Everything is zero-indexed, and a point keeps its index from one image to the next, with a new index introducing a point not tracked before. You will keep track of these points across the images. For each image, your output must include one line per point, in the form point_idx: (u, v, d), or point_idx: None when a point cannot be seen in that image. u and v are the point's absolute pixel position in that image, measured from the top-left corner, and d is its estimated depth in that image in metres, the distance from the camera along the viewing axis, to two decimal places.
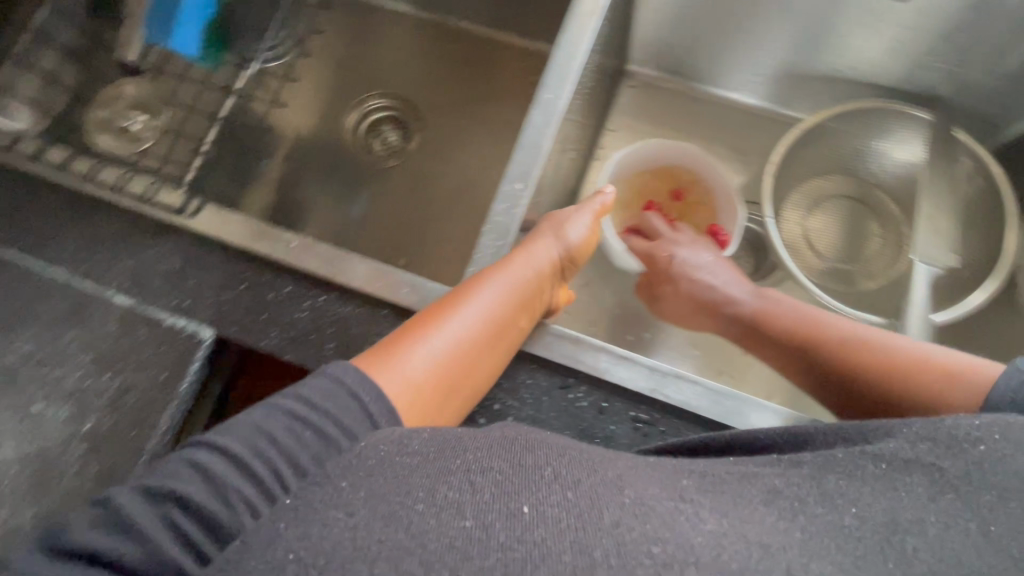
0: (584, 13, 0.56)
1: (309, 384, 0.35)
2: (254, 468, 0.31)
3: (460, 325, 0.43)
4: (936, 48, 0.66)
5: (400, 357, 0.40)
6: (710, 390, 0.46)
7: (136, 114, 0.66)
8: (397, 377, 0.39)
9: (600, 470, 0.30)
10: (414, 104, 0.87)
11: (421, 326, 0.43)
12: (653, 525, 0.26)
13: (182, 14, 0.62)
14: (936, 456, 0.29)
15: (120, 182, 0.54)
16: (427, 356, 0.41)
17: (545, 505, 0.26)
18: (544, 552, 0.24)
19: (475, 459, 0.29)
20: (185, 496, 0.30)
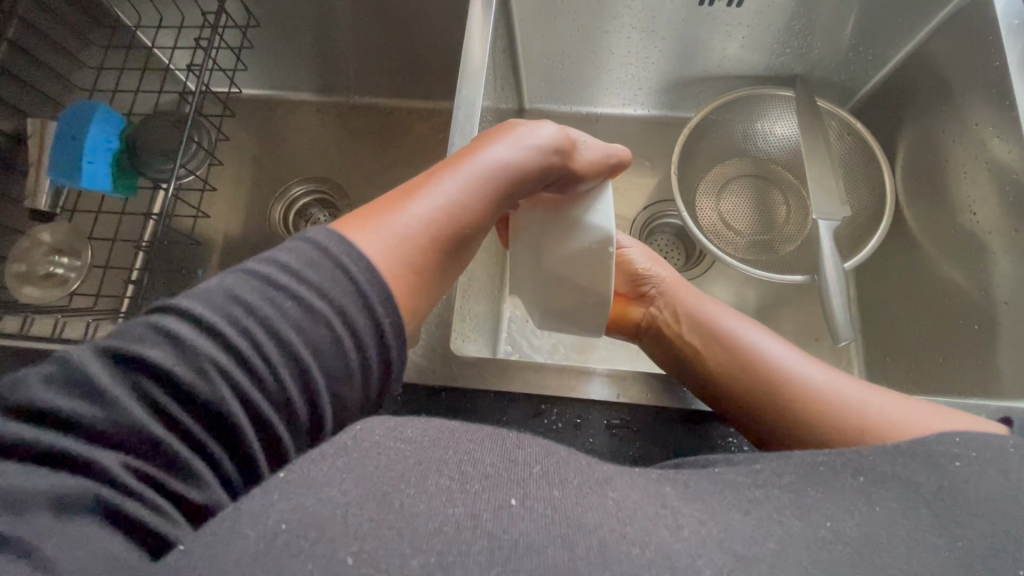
0: (472, 72, 0.61)
1: (251, 285, 0.33)
2: (203, 383, 0.30)
3: (454, 190, 0.42)
4: (781, 35, 0.76)
5: (384, 219, 0.38)
6: (667, 381, 0.50)
7: (58, 258, 0.64)
8: (385, 242, 0.37)
9: (548, 460, 0.32)
10: (336, 182, 0.89)
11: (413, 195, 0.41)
12: (597, 518, 0.28)
13: (88, 154, 0.63)
14: (909, 472, 0.34)
15: (55, 330, 0.54)
16: (418, 222, 0.39)
17: (491, 498, 0.28)
18: (491, 545, 0.26)
19: (441, 457, 0.30)
20: (128, 414, 0.28)
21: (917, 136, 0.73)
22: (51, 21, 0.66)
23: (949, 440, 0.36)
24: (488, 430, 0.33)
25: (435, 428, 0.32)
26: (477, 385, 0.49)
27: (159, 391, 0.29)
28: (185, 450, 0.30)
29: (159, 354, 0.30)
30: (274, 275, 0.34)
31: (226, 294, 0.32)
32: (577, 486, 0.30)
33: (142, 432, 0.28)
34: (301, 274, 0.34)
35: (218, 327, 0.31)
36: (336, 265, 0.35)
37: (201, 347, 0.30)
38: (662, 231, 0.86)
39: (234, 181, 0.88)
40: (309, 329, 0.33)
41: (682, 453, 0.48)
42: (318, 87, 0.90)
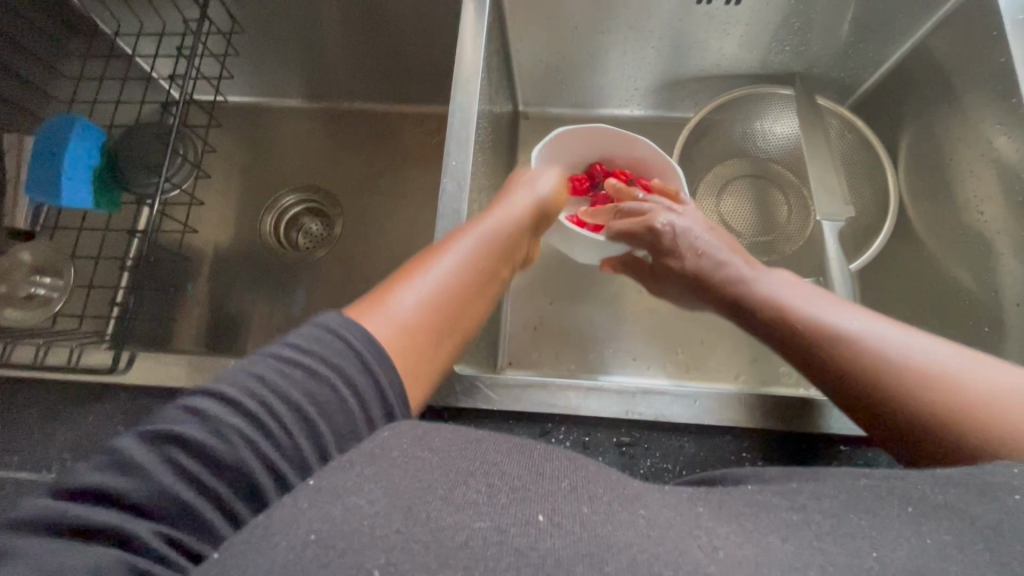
0: (466, 78, 0.59)
1: (264, 362, 0.32)
2: (229, 449, 0.28)
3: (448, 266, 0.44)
4: (779, 33, 0.74)
5: (387, 300, 0.38)
6: (679, 396, 0.48)
7: (39, 278, 0.62)
8: (387, 322, 0.37)
9: (578, 477, 0.30)
10: (328, 191, 0.88)
11: (404, 276, 0.42)
12: (628, 535, 0.25)
13: (68, 168, 0.61)
14: (966, 501, 0.29)
15: (39, 357, 0.52)
16: (416, 298, 0.40)
17: (516, 512, 0.26)
18: (518, 562, 0.23)
19: (465, 472, 0.28)
20: (156, 481, 0.27)
21: (922, 131, 0.71)
22: (26, 30, 0.63)
23: (1005, 470, 0.31)
24: (514, 443, 0.32)
25: (460, 440, 0.31)
26: (480, 406, 0.48)
27: (184, 455, 0.27)
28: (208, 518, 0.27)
29: (184, 429, 0.28)
30: (285, 353, 0.32)
31: (245, 372, 0.31)
32: (607, 502, 0.28)
33: (171, 497, 0.26)
34: (310, 349, 0.32)
35: (235, 398, 0.30)
36: (342, 342, 0.33)
37: (216, 415, 0.29)
38: None
39: (222, 192, 0.86)
40: (318, 394, 0.31)
41: (696, 468, 0.47)
42: (306, 94, 0.88)
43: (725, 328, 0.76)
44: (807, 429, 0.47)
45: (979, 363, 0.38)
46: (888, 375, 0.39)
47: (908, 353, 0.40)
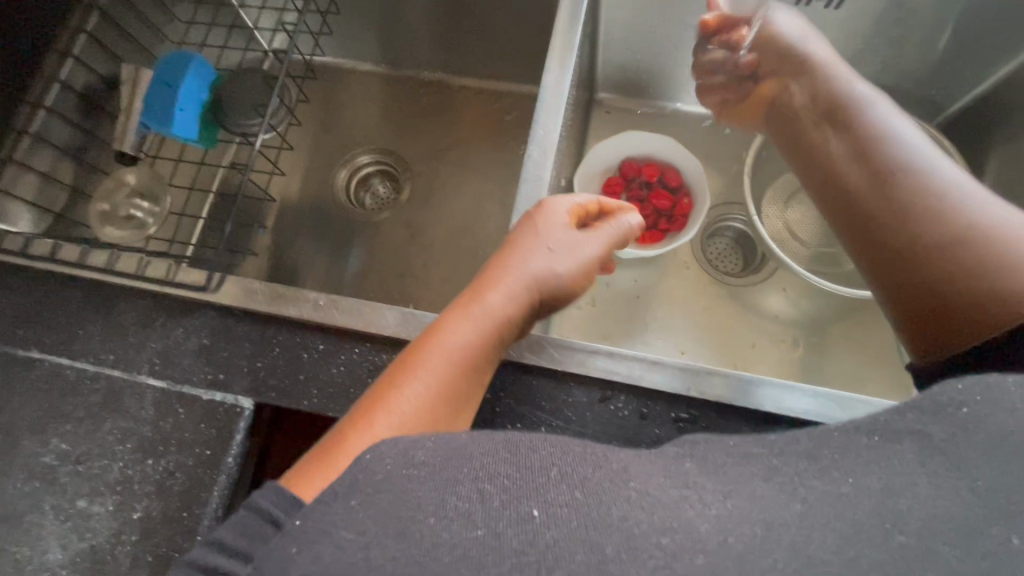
0: (558, 55, 0.61)
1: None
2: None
3: (414, 388, 0.41)
4: (872, 44, 0.73)
5: (329, 465, 0.37)
6: (741, 381, 0.48)
7: (138, 201, 0.67)
8: (354, 473, 0.36)
9: (590, 460, 0.29)
10: (400, 155, 0.91)
11: (351, 424, 0.39)
12: (636, 513, 0.26)
13: (180, 101, 0.65)
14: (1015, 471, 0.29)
15: (140, 268, 0.56)
16: (391, 430, 0.39)
17: (513, 512, 0.26)
18: (518, 562, 0.25)
19: (450, 470, 0.28)
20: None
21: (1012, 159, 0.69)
22: None
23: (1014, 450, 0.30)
24: (539, 436, 0.30)
25: (444, 445, 0.30)
26: (543, 362, 0.49)
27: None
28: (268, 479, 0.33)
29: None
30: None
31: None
32: (596, 482, 0.28)
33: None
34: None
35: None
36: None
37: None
38: (723, 235, 0.85)
39: (301, 143, 0.90)
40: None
41: None
42: (388, 60, 0.91)
43: (776, 334, 0.76)
44: None
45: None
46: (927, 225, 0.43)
47: (964, 211, 0.42)
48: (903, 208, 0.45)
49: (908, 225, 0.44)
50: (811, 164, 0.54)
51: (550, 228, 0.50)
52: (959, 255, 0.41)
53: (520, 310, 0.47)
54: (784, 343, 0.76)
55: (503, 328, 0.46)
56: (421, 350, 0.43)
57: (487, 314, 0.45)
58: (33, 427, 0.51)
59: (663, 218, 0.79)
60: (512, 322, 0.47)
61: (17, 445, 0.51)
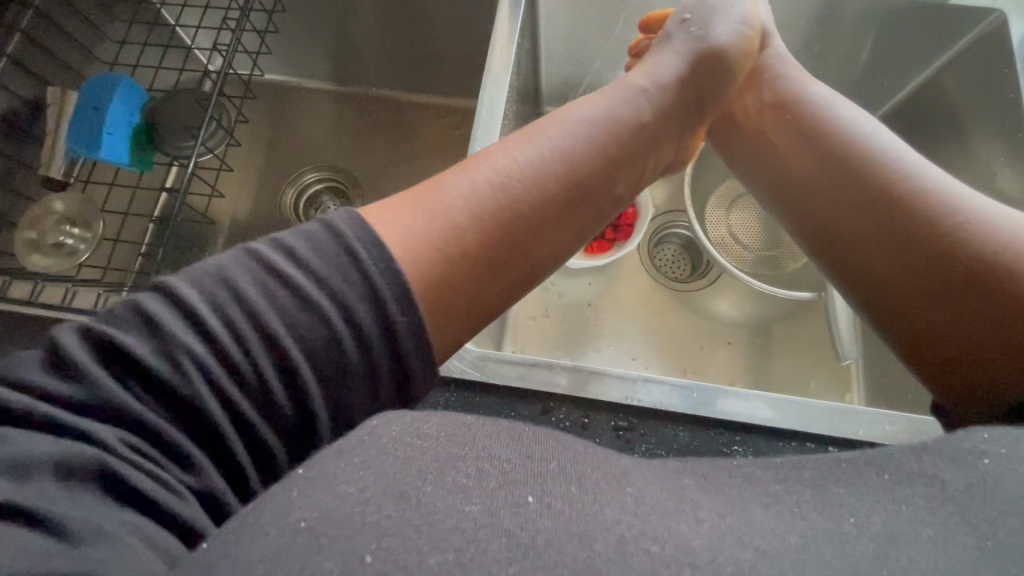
0: (496, 72, 0.62)
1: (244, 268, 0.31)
2: (187, 375, 0.29)
3: (515, 157, 0.38)
4: (800, 56, 0.77)
5: (433, 191, 0.36)
6: (676, 386, 0.50)
7: (67, 228, 0.64)
8: (422, 223, 0.35)
9: (563, 455, 0.31)
10: (349, 172, 0.90)
11: (444, 171, 0.38)
12: (613, 514, 0.27)
13: (110, 124, 0.64)
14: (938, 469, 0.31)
15: (66, 299, 0.57)
16: (477, 187, 0.37)
17: (507, 496, 0.27)
18: (509, 542, 0.25)
19: (458, 446, 0.30)
20: (106, 396, 0.27)
21: None
22: None
23: (976, 437, 0.32)
24: (505, 425, 0.33)
25: (451, 424, 0.32)
26: (484, 377, 0.50)
27: (132, 370, 0.28)
28: (171, 434, 0.28)
29: (135, 340, 0.28)
30: (264, 262, 0.32)
31: (218, 275, 0.31)
32: (595, 481, 0.29)
33: (122, 416, 0.27)
34: (300, 259, 0.32)
35: (198, 314, 0.30)
36: (335, 244, 0.32)
37: (177, 333, 0.29)
38: (669, 241, 0.87)
39: (247, 163, 0.88)
40: (303, 328, 0.31)
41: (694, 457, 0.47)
42: (335, 77, 0.90)
43: (722, 337, 0.79)
44: (797, 430, 0.48)
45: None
46: (924, 234, 0.39)
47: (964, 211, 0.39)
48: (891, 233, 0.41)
49: (907, 237, 0.40)
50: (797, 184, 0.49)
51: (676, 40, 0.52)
52: (979, 288, 0.37)
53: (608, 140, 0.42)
54: (727, 344, 0.78)
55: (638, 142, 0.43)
56: (529, 127, 0.41)
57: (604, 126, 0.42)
58: None
59: (609, 228, 0.81)
60: (611, 131, 0.42)
61: None
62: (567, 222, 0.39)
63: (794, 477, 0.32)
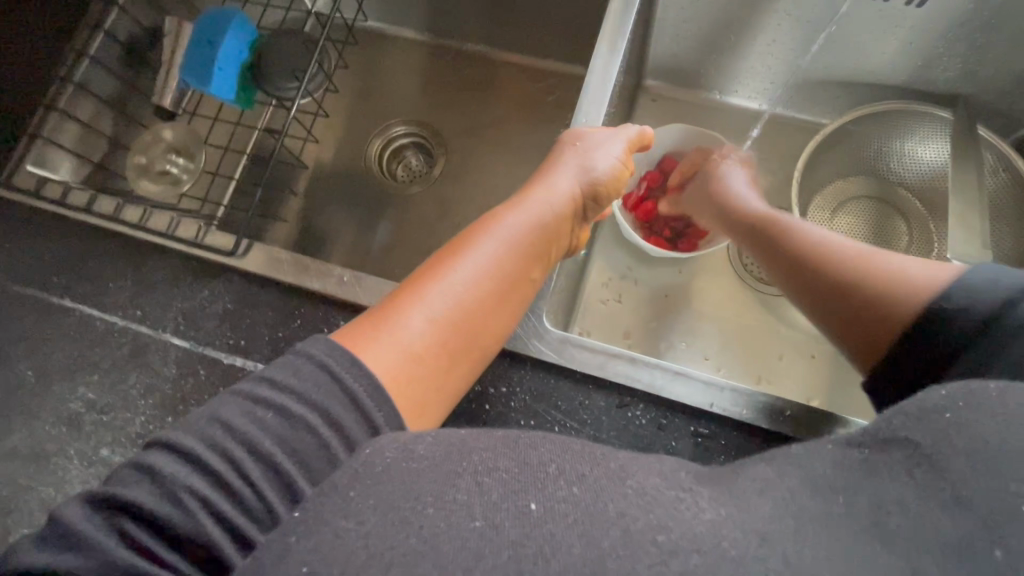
0: (609, 38, 0.59)
1: (233, 404, 0.32)
2: (183, 517, 0.28)
3: (458, 280, 0.42)
4: (955, 47, 0.67)
5: (390, 327, 0.38)
6: (765, 402, 0.47)
7: (173, 157, 0.67)
8: (390, 350, 0.37)
9: (564, 457, 0.28)
10: (435, 128, 0.89)
11: (414, 289, 0.41)
12: (618, 508, 0.25)
13: (221, 60, 0.65)
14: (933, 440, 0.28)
15: (170, 227, 0.56)
16: (427, 317, 0.40)
17: (510, 505, 0.25)
18: (517, 554, 0.23)
19: (449, 460, 0.28)
20: (111, 558, 0.27)
21: None
22: None
23: (935, 393, 0.30)
24: (499, 433, 0.30)
25: (444, 443, 0.29)
26: (561, 363, 0.49)
27: (136, 524, 0.28)
28: (175, 563, 0.28)
29: (137, 493, 0.28)
30: (256, 392, 0.32)
31: (210, 415, 0.31)
32: (595, 479, 0.27)
33: (124, 575, 0.27)
34: (286, 382, 0.32)
35: (197, 455, 0.29)
36: (319, 367, 0.33)
37: (176, 477, 0.29)
38: None
39: (338, 109, 0.89)
40: (293, 442, 0.30)
41: None
42: (431, 29, 0.88)
43: (806, 349, 0.73)
44: None
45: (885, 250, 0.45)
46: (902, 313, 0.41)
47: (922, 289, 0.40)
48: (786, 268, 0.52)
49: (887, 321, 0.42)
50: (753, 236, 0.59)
51: (589, 155, 0.55)
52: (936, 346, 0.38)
53: (525, 260, 0.47)
54: (811, 357, 0.73)
55: (549, 242, 0.50)
56: (466, 245, 0.45)
57: (533, 219, 0.49)
58: (64, 373, 0.53)
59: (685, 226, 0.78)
60: (531, 245, 0.48)
61: (47, 389, 0.52)
62: (509, 297, 0.45)
63: (795, 470, 0.29)
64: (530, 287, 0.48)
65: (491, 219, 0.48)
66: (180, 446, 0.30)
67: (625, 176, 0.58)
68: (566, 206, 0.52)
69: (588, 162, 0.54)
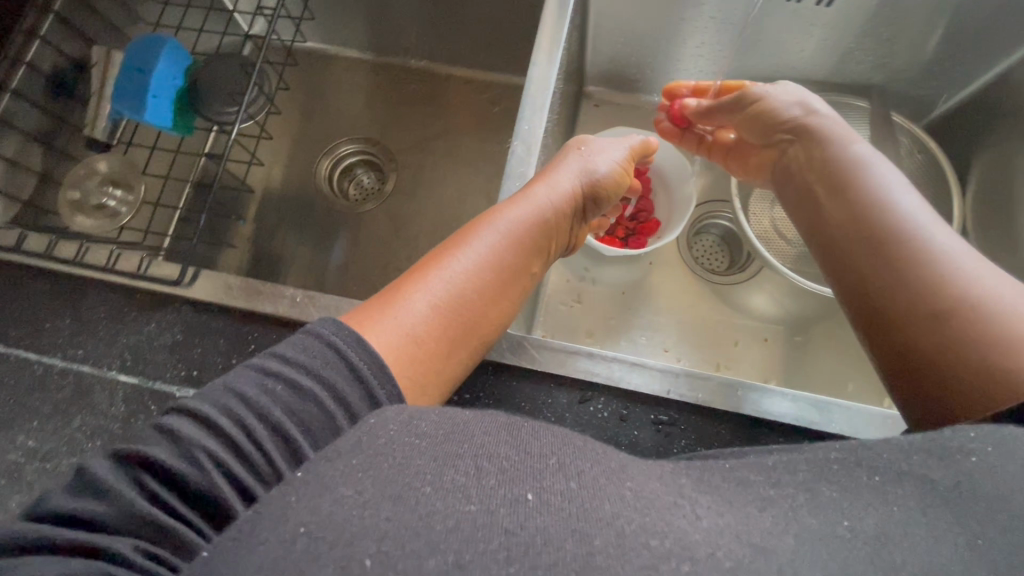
0: (545, 47, 0.61)
1: (247, 375, 0.33)
2: (202, 472, 0.29)
3: (459, 268, 0.44)
4: (864, 41, 0.73)
5: (396, 310, 0.40)
6: (719, 384, 0.48)
7: (111, 190, 0.65)
8: (392, 330, 0.39)
9: (564, 450, 0.29)
10: (385, 145, 0.89)
11: (419, 274, 0.43)
12: (614, 507, 0.26)
13: (154, 86, 0.63)
14: (928, 467, 0.29)
15: (110, 261, 0.54)
16: (428, 301, 0.42)
17: (507, 494, 0.26)
18: (507, 542, 0.24)
19: (453, 440, 0.29)
20: (133, 504, 0.27)
21: (994, 162, 0.70)
22: None
23: (963, 433, 0.30)
24: (503, 420, 0.31)
25: (449, 422, 0.30)
26: (523, 363, 0.49)
27: (156, 476, 0.29)
28: (188, 515, 0.29)
29: (159, 448, 0.29)
30: (266, 366, 0.34)
31: (224, 386, 0.32)
32: (594, 477, 0.28)
33: (145, 518, 0.27)
34: (293, 360, 0.34)
35: (213, 418, 0.31)
36: (327, 345, 0.35)
37: (195, 436, 0.30)
38: (708, 232, 0.85)
39: (284, 132, 0.88)
40: (302, 410, 0.32)
41: None
42: (373, 47, 0.89)
43: (759, 334, 0.77)
44: (845, 435, 0.47)
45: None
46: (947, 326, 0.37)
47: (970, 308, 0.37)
48: (877, 255, 0.43)
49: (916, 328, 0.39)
50: (810, 211, 0.52)
51: (591, 160, 0.58)
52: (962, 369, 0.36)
53: (525, 249, 0.49)
54: (764, 340, 0.76)
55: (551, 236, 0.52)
56: (472, 233, 0.47)
57: (536, 215, 0.50)
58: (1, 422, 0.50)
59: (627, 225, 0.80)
60: (532, 238, 0.49)
61: None
62: (507, 288, 0.46)
63: (789, 478, 0.29)
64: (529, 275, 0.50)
65: (509, 205, 0.50)
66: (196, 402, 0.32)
67: (620, 178, 0.60)
68: (565, 203, 0.53)
69: (590, 161, 0.57)
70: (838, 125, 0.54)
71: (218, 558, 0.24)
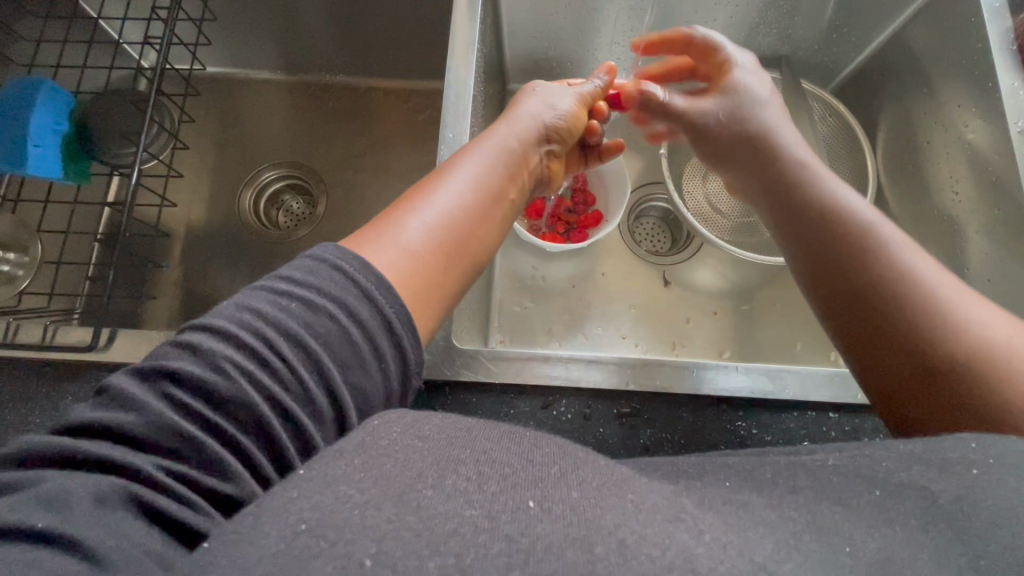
0: (461, 50, 0.59)
1: (260, 294, 0.33)
2: (227, 384, 0.29)
3: (448, 196, 0.44)
4: (766, 14, 0.75)
5: (394, 232, 0.40)
6: (677, 367, 0.49)
7: (1, 252, 0.58)
8: (394, 253, 0.38)
9: (566, 459, 0.29)
10: (309, 166, 0.85)
11: (407, 203, 0.43)
12: (615, 518, 0.25)
13: (35, 136, 0.57)
14: (927, 479, 0.29)
15: (9, 333, 0.51)
16: (423, 226, 0.42)
17: (509, 500, 0.25)
18: (509, 548, 0.23)
19: (458, 447, 0.28)
20: (161, 418, 0.28)
21: (896, 118, 0.74)
22: None
23: (964, 444, 0.30)
24: (505, 428, 0.31)
25: (452, 427, 0.30)
26: (481, 377, 0.48)
27: (183, 392, 0.29)
28: (199, 484, 0.28)
29: (181, 363, 0.29)
30: (279, 285, 0.33)
31: (238, 304, 0.32)
32: (596, 487, 0.27)
33: (174, 433, 0.28)
34: (304, 279, 0.33)
35: (232, 331, 0.31)
36: (335, 268, 0.34)
37: (217, 349, 0.30)
38: (648, 215, 0.86)
39: (200, 166, 0.82)
40: (317, 326, 0.32)
41: (700, 438, 0.48)
42: (285, 65, 0.84)
43: (710, 309, 0.78)
44: (797, 400, 0.48)
45: (1001, 324, 0.38)
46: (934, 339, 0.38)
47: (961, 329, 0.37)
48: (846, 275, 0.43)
49: (903, 332, 0.39)
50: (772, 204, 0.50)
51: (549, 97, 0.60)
52: (953, 380, 0.36)
53: (498, 173, 0.50)
54: (714, 313, 0.78)
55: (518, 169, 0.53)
56: (445, 175, 0.47)
57: (499, 153, 0.51)
58: None
59: (568, 222, 0.80)
60: (506, 174, 0.50)
61: None
62: (492, 213, 0.47)
63: (789, 500, 0.28)
64: (511, 209, 0.51)
65: (475, 141, 0.52)
66: (194, 351, 0.30)
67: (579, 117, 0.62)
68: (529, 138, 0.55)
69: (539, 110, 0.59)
70: (793, 137, 0.53)
71: (217, 553, 0.22)
